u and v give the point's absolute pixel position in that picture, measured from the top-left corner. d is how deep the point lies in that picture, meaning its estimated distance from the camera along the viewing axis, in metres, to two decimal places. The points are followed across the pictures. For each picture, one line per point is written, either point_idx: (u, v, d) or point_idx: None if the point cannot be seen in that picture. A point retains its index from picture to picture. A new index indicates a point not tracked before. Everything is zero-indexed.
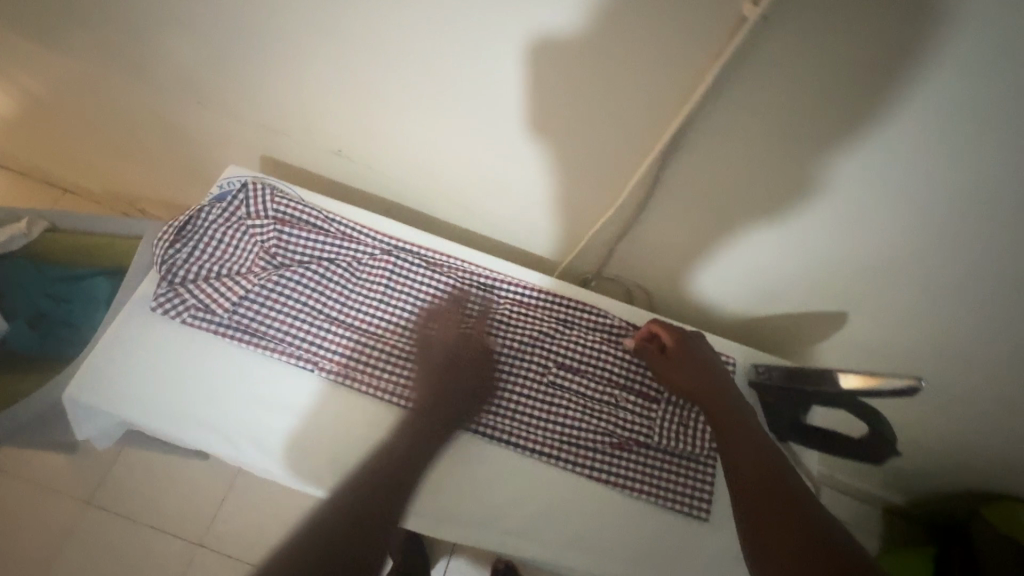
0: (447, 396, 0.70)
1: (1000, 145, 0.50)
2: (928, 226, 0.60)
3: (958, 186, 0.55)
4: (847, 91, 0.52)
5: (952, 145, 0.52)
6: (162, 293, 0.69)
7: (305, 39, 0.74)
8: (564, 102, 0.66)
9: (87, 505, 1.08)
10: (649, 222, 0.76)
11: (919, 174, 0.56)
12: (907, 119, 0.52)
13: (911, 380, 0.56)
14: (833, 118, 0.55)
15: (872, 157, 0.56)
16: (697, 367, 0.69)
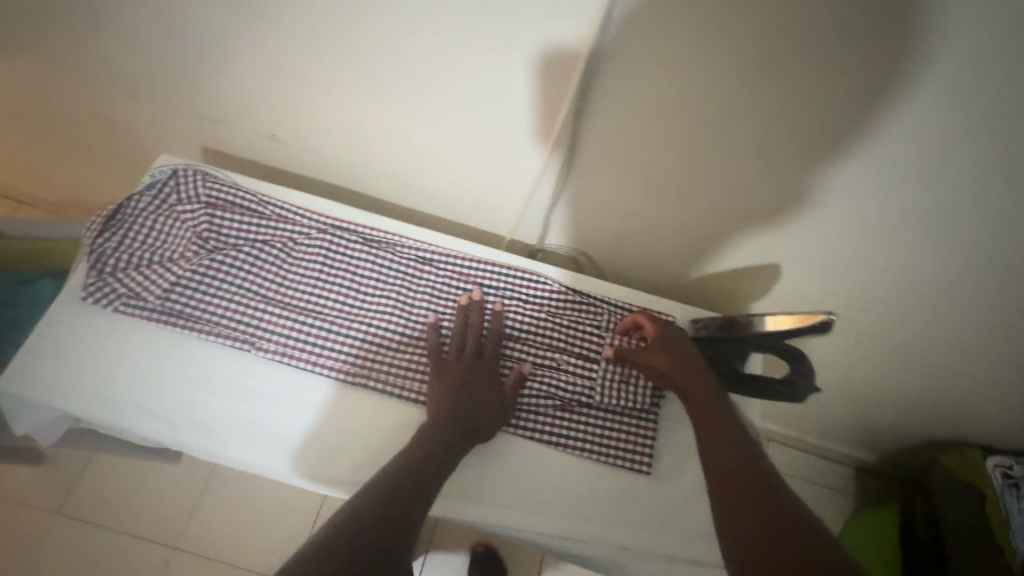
0: (467, 403, 0.67)
1: (890, 67, 0.54)
2: (843, 130, 0.62)
3: (862, 111, 0.59)
4: (753, 31, 0.55)
5: (853, 70, 0.56)
6: (92, 283, 0.70)
7: (210, 12, 0.74)
8: (479, 48, 0.67)
9: (58, 515, 1.24)
10: (585, 180, 0.80)
11: (826, 102, 0.59)
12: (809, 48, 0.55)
13: (824, 315, 0.57)
14: (749, 52, 0.57)
15: (785, 89, 0.60)
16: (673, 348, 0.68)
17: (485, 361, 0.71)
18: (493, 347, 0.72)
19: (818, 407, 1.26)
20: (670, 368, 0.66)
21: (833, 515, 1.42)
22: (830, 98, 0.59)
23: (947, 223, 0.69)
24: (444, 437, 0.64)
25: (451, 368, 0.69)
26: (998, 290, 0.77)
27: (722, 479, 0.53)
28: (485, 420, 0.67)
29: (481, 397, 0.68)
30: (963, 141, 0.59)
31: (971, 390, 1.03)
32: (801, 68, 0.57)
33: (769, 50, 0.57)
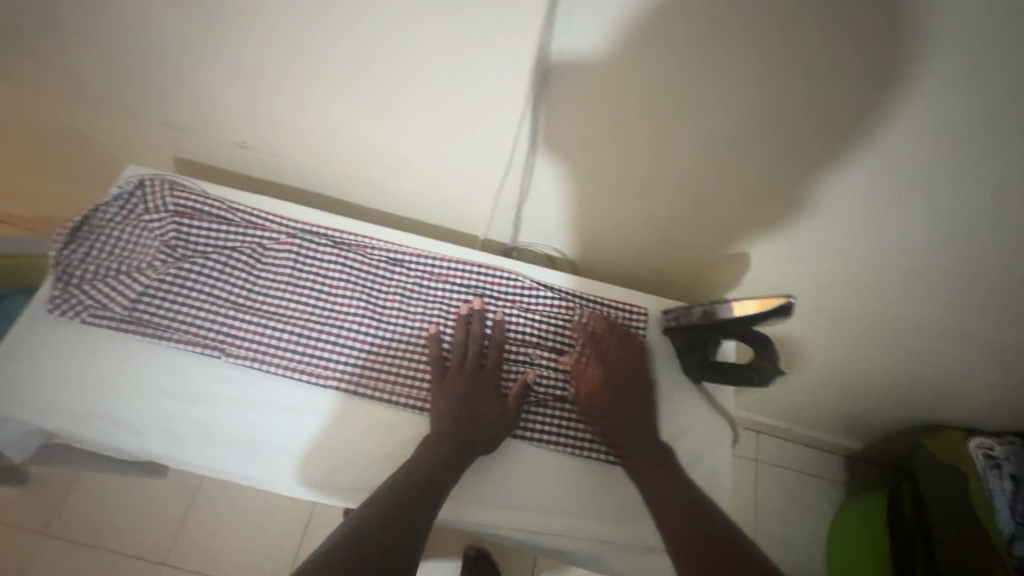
0: (467, 415, 0.67)
1: (828, 49, 0.56)
2: (789, 116, 0.64)
3: (806, 93, 0.61)
4: (695, 18, 0.56)
5: (796, 52, 0.57)
6: (58, 294, 0.70)
7: (167, 23, 0.74)
8: (435, 51, 0.67)
9: (43, 535, 1.22)
10: (551, 178, 0.80)
11: (773, 86, 0.61)
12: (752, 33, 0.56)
13: (784, 298, 0.58)
14: (693, 40, 0.58)
15: (732, 74, 0.61)
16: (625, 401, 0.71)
17: (488, 370, 0.71)
18: (495, 356, 0.72)
19: (800, 396, 1.27)
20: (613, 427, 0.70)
21: (824, 504, 1.42)
22: (776, 82, 0.60)
23: (905, 205, 0.70)
24: (449, 450, 0.65)
25: (453, 381, 0.70)
26: (961, 271, 0.78)
27: (673, 529, 0.60)
28: (486, 430, 0.68)
29: (484, 408, 0.68)
30: (907, 123, 0.60)
31: (947, 373, 1.04)
32: (744, 52, 0.58)
33: (712, 42, 0.58)
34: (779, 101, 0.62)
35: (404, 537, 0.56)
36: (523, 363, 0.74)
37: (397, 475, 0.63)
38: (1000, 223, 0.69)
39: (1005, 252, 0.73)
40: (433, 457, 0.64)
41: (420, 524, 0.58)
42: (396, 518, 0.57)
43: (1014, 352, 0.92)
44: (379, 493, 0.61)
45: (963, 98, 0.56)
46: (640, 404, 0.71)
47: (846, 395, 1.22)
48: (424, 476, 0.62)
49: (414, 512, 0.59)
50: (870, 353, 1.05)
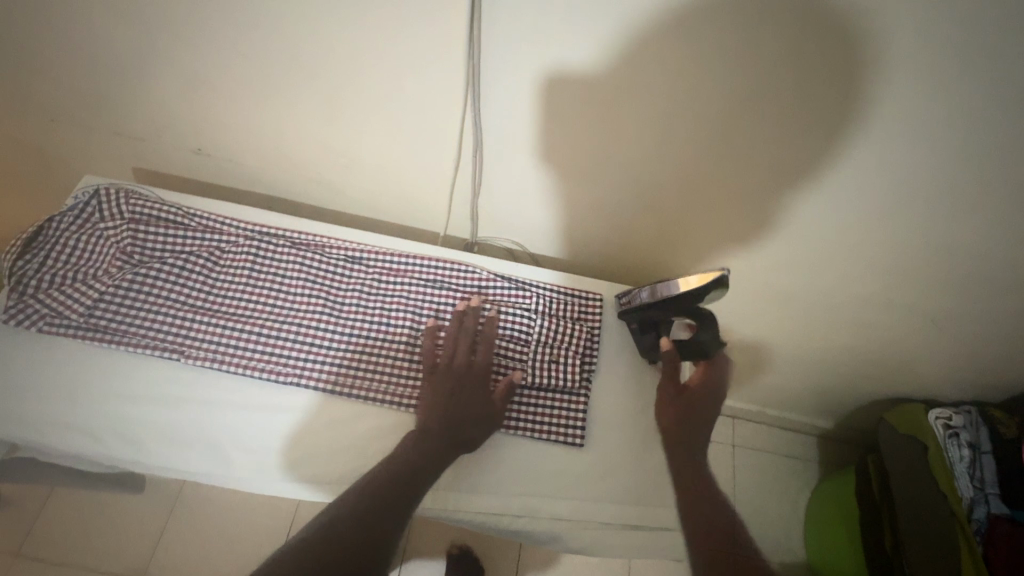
0: (454, 411, 0.70)
1: (738, 42, 0.59)
2: (713, 107, 0.66)
3: (725, 83, 0.63)
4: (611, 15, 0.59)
5: (711, 46, 0.60)
6: (12, 304, 0.70)
7: (106, 34, 0.75)
8: (373, 54, 0.70)
9: (17, 556, 1.20)
10: (501, 174, 0.83)
11: (694, 77, 0.64)
12: (665, 27, 0.59)
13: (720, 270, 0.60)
14: (611, 36, 0.61)
15: (656, 67, 0.63)
16: (703, 393, 0.77)
17: (478, 366, 0.73)
18: (484, 351, 0.74)
19: (766, 378, 1.30)
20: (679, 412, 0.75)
21: (799, 483, 1.45)
22: (696, 73, 0.63)
23: (837, 186, 0.73)
24: (434, 444, 0.68)
25: (444, 376, 0.72)
26: (900, 247, 0.81)
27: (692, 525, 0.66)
28: (472, 426, 0.70)
29: (469, 403, 0.71)
30: (823, 106, 0.63)
31: (900, 347, 1.08)
32: (663, 46, 0.61)
33: (630, 35, 0.60)
34: (701, 91, 0.65)
35: (384, 522, 0.59)
36: (507, 358, 0.76)
37: (383, 465, 0.66)
38: (919, 202, 0.72)
39: (937, 225, 0.75)
40: (418, 450, 0.67)
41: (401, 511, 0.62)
42: (375, 504, 0.61)
43: (960, 323, 0.96)
44: (364, 484, 0.64)
45: (870, 78, 0.59)
46: (710, 402, 0.79)
47: (809, 376, 1.26)
48: (403, 469, 0.66)
49: (395, 502, 0.62)
50: (827, 333, 1.09)
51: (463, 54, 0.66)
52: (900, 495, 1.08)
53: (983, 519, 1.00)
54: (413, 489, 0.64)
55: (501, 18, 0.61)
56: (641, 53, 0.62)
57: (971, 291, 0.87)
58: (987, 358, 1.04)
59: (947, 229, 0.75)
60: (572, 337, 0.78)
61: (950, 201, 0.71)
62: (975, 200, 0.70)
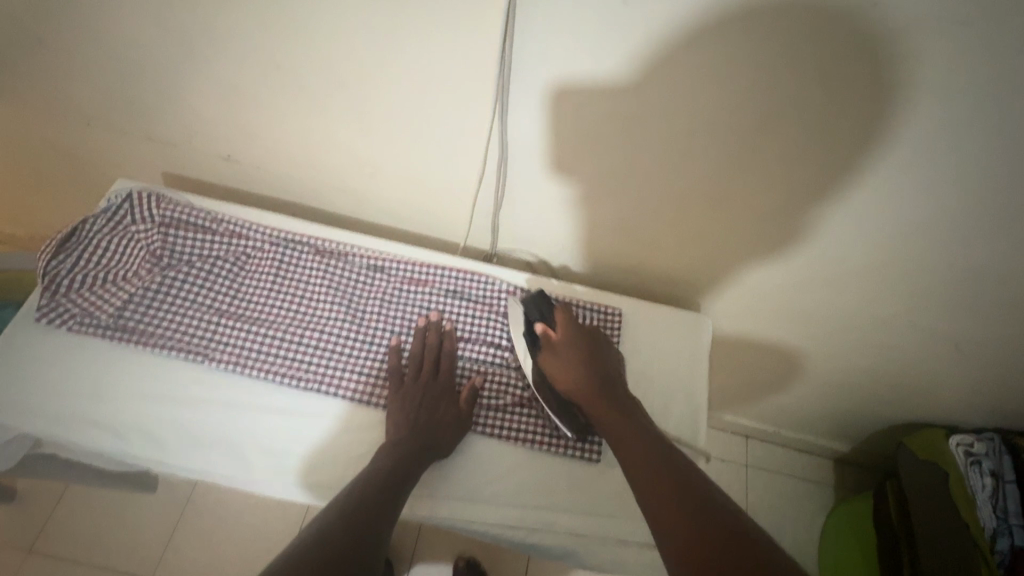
0: (422, 420, 0.69)
1: (763, 62, 0.60)
2: (742, 122, 0.67)
3: (749, 101, 0.64)
4: (637, 37, 0.60)
5: (735, 67, 0.61)
6: (45, 304, 0.72)
7: (148, 42, 0.78)
8: (405, 66, 0.71)
9: (29, 552, 1.21)
10: (523, 187, 0.84)
11: (718, 97, 0.65)
12: (691, 48, 0.60)
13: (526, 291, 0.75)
14: (638, 55, 0.62)
15: (682, 87, 0.64)
16: (583, 345, 0.68)
17: (442, 377, 0.73)
18: (449, 362, 0.75)
19: (782, 398, 1.28)
20: (573, 371, 0.66)
21: (813, 507, 1.43)
22: (723, 94, 0.64)
23: (859, 207, 0.73)
24: (406, 451, 0.65)
25: (410, 388, 0.72)
26: (924, 269, 0.80)
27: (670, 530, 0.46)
28: (442, 433, 0.69)
29: (436, 411, 0.70)
30: (845, 125, 0.63)
31: (921, 371, 1.06)
32: (687, 65, 0.62)
33: (663, 49, 0.61)
34: (723, 108, 0.66)
35: (368, 522, 0.56)
36: (517, 372, 0.77)
37: (358, 476, 0.63)
38: (945, 224, 0.72)
39: (966, 247, 0.74)
40: (392, 457, 0.65)
41: (384, 517, 0.58)
42: (356, 509, 0.57)
43: (984, 349, 0.94)
44: (342, 497, 0.59)
45: (896, 100, 0.59)
46: (597, 349, 0.69)
47: (825, 398, 1.24)
48: (380, 474, 0.62)
49: (378, 509, 0.58)
50: (844, 355, 1.07)
51: (495, 63, 0.67)
52: (924, 529, 1.06)
53: (1006, 550, 0.97)
54: (392, 495, 0.60)
55: (535, 29, 0.62)
56: (665, 72, 0.63)
57: (998, 316, 0.85)
58: (1014, 385, 1.01)
59: (974, 252, 0.75)
60: None
61: (974, 223, 0.70)
62: (1006, 223, 0.69)
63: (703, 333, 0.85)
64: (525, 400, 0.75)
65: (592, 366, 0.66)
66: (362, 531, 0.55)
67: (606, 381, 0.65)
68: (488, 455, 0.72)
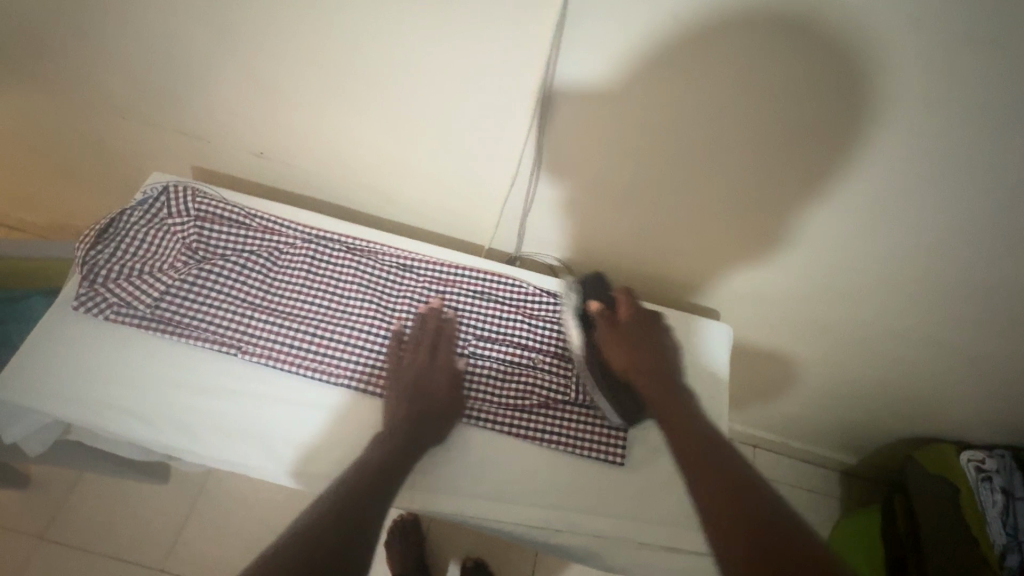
0: (418, 406, 0.70)
1: (799, 80, 0.61)
2: (776, 137, 0.68)
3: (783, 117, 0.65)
4: (676, 50, 0.62)
5: (771, 81, 0.62)
6: (83, 293, 0.73)
7: (191, 37, 0.79)
8: (442, 66, 0.72)
9: (43, 538, 1.23)
10: (552, 192, 0.85)
11: (752, 112, 0.66)
12: (730, 62, 0.61)
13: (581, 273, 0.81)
14: (675, 68, 0.63)
15: (718, 100, 0.66)
16: (641, 326, 0.74)
17: (439, 361, 0.75)
18: (446, 347, 0.76)
19: (794, 409, 1.29)
20: (632, 349, 0.71)
21: (819, 518, 1.43)
22: (758, 108, 0.65)
23: (886, 220, 0.74)
24: (401, 438, 0.67)
25: (405, 372, 0.73)
26: (946, 282, 0.81)
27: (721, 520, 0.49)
28: (435, 422, 0.70)
29: (431, 398, 0.71)
30: (877, 143, 0.65)
31: (937, 386, 1.06)
32: (725, 78, 0.63)
33: (705, 61, 0.62)
34: (757, 123, 0.67)
35: (358, 515, 0.56)
36: (542, 373, 0.78)
37: (353, 464, 0.64)
38: (970, 240, 0.73)
39: (988, 261, 0.75)
40: (386, 449, 0.65)
41: (375, 508, 0.58)
42: (351, 502, 0.58)
43: (1002, 364, 0.95)
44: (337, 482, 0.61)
45: (930, 118, 0.60)
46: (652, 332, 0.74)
47: (838, 410, 1.25)
48: (376, 466, 0.63)
49: (369, 494, 0.59)
50: (860, 368, 1.08)
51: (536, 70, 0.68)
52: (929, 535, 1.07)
53: (1015, 566, 0.99)
54: (386, 484, 0.61)
55: (578, 36, 0.63)
56: (701, 85, 0.64)
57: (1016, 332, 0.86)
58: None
59: (999, 267, 0.75)
60: None
61: (999, 239, 0.71)
62: None
63: (720, 342, 0.87)
64: (552, 401, 0.76)
65: (651, 345, 0.71)
66: (355, 521, 0.55)
67: (661, 362, 0.70)
68: (517, 456, 0.73)
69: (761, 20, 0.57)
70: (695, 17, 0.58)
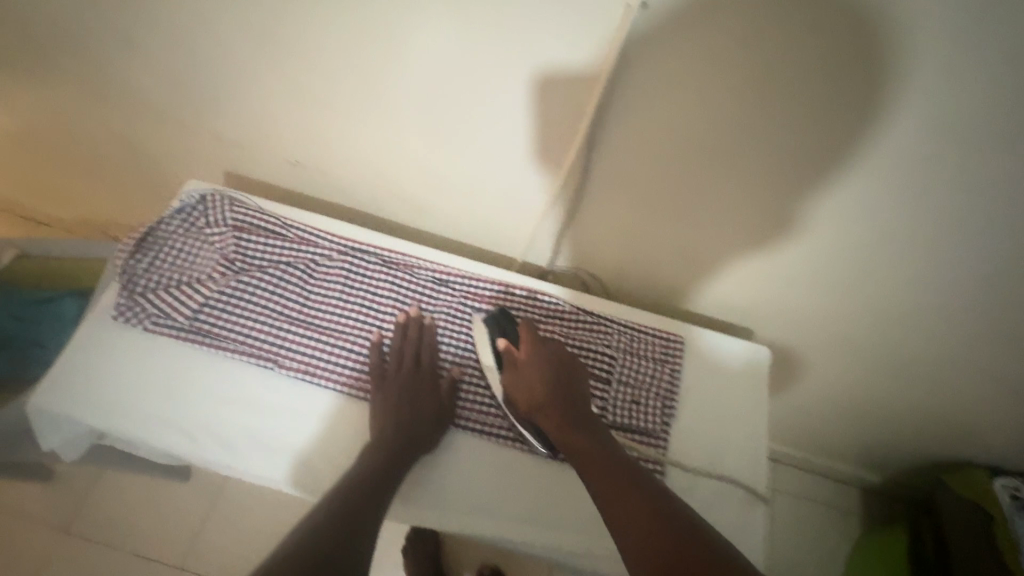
0: (405, 417, 0.70)
1: (860, 107, 0.60)
2: (834, 160, 0.67)
3: (840, 141, 0.64)
4: (738, 72, 0.61)
5: (832, 106, 0.61)
6: (124, 303, 0.73)
7: (236, 45, 0.79)
8: (487, 77, 0.71)
9: (66, 533, 1.24)
10: (593, 207, 0.85)
11: (808, 136, 0.65)
12: (791, 86, 0.61)
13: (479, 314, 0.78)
14: (733, 89, 0.63)
15: (775, 122, 0.65)
16: (543, 363, 0.71)
17: (423, 370, 0.74)
18: (429, 356, 0.76)
19: (822, 428, 1.27)
20: (538, 390, 0.69)
21: (841, 535, 1.41)
22: (816, 131, 0.64)
23: (936, 245, 0.73)
24: (393, 449, 0.67)
25: (390, 382, 0.73)
26: (993, 309, 0.80)
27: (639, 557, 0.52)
28: (425, 431, 0.70)
29: (421, 406, 0.71)
30: (936, 169, 0.63)
31: (974, 410, 1.04)
32: (784, 100, 0.62)
33: (773, 80, 0.61)
34: (814, 148, 0.66)
35: (355, 528, 0.58)
36: None
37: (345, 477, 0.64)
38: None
39: None
40: (375, 460, 0.66)
41: (369, 520, 0.60)
42: (347, 516, 0.59)
43: None
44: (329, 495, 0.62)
45: (995, 146, 0.59)
46: (556, 365, 0.72)
47: (868, 431, 1.22)
48: (366, 482, 0.63)
49: (364, 506, 0.61)
50: (894, 389, 1.06)
51: (597, 90, 0.67)
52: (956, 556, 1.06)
53: None
54: (378, 496, 0.63)
55: (638, 53, 0.62)
56: (760, 107, 0.64)
57: None
58: None
59: None
60: (653, 379, 0.80)
61: None
62: None
63: (756, 363, 0.85)
64: None
65: (559, 382, 0.70)
66: (353, 536, 0.57)
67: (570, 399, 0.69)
68: (554, 477, 0.73)
69: (828, 46, 0.56)
70: (760, 39, 0.58)
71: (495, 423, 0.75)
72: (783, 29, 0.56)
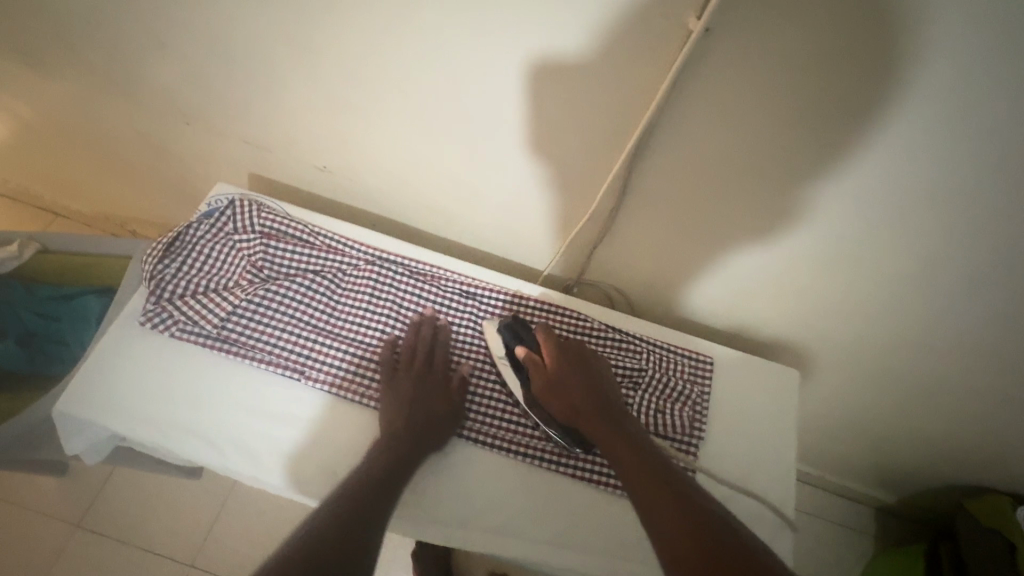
0: (415, 417, 0.69)
1: (916, 138, 0.58)
2: (884, 190, 0.65)
3: (891, 169, 0.62)
4: (789, 95, 0.59)
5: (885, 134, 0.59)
6: (151, 309, 0.73)
7: (272, 51, 0.78)
8: (527, 92, 0.70)
9: (78, 527, 1.24)
10: (626, 224, 0.83)
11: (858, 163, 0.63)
12: (844, 112, 0.59)
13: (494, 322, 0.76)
14: (783, 112, 0.61)
15: (823, 147, 0.63)
16: (564, 366, 0.70)
17: (436, 371, 0.74)
18: (441, 357, 0.75)
19: (843, 449, 1.25)
20: (563, 391, 0.68)
21: (855, 556, 1.39)
22: (866, 158, 0.62)
23: (983, 276, 0.71)
24: (404, 447, 0.66)
25: (400, 382, 0.72)
26: None
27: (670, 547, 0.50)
28: (438, 433, 0.69)
29: (433, 408, 0.70)
30: (990, 202, 0.61)
31: (1004, 440, 1.02)
32: (835, 126, 0.61)
33: (828, 108, 0.59)
34: (862, 176, 0.64)
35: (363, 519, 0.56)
36: None
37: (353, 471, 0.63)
38: None
39: None
40: (383, 456, 0.64)
41: (378, 515, 0.58)
42: (357, 508, 0.57)
43: None
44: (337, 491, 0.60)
45: None
46: (578, 364, 0.70)
47: (891, 454, 1.20)
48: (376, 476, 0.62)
49: (373, 499, 0.59)
50: (922, 414, 1.04)
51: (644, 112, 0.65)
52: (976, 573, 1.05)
53: None
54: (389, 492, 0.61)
55: (686, 74, 0.61)
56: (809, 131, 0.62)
57: None
58: None
59: None
60: (682, 400, 0.79)
61: None
62: None
63: (788, 388, 0.84)
64: None
65: (584, 381, 0.68)
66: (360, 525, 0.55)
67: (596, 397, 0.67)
68: (581, 498, 0.72)
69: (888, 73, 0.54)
70: (816, 64, 0.56)
71: (521, 442, 0.74)
72: (841, 55, 0.54)
